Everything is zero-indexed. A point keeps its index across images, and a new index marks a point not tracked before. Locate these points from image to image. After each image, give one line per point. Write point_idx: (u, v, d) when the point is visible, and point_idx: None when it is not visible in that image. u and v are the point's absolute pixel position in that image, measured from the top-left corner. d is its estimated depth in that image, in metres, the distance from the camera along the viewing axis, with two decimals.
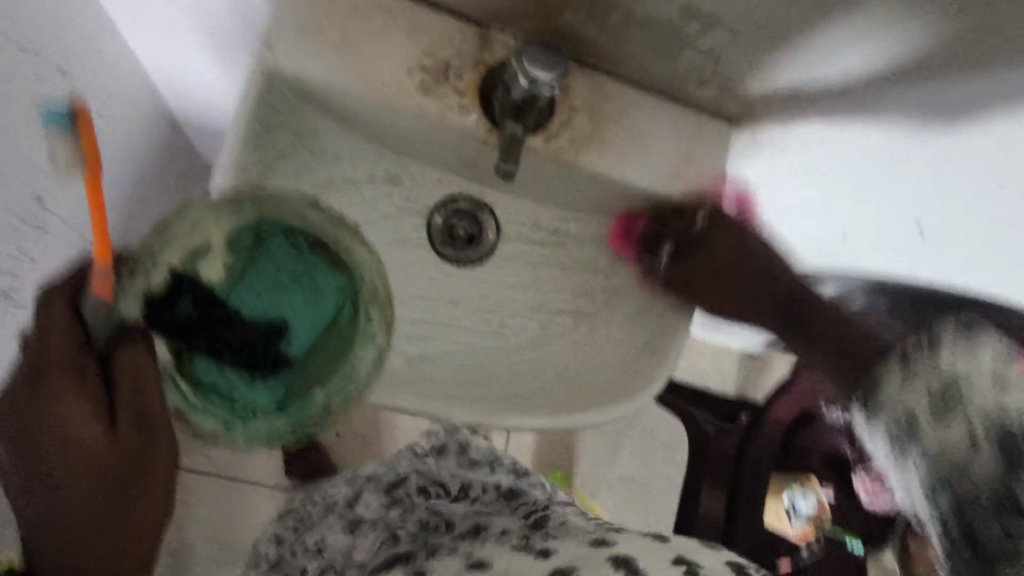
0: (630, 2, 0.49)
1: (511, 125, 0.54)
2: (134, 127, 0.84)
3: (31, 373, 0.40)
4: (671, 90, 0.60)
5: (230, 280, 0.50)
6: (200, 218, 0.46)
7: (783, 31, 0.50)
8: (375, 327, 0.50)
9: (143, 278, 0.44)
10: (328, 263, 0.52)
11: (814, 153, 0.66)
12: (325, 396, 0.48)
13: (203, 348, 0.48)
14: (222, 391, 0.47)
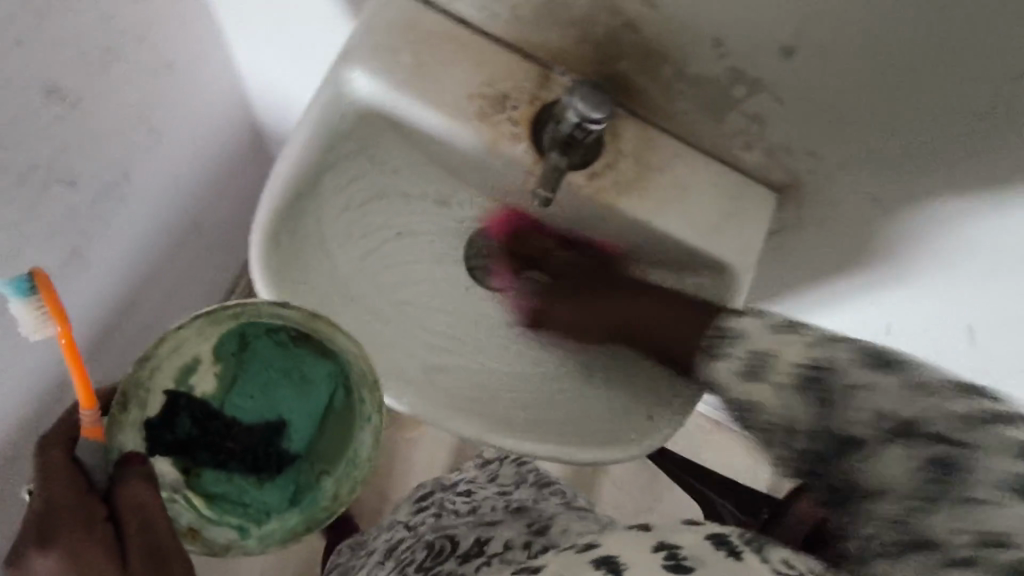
0: (680, 56, 0.52)
1: (555, 157, 0.57)
2: (211, 121, 0.92)
3: (38, 527, 0.43)
4: (719, 151, 0.62)
5: (222, 388, 0.59)
6: (183, 340, 0.53)
7: (829, 102, 0.51)
8: (367, 409, 0.56)
9: (137, 409, 0.51)
10: (312, 354, 0.59)
11: (855, 244, 0.65)
12: (332, 485, 0.56)
13: (207, 462, 0.57)
14: (232, 498, 0.56)
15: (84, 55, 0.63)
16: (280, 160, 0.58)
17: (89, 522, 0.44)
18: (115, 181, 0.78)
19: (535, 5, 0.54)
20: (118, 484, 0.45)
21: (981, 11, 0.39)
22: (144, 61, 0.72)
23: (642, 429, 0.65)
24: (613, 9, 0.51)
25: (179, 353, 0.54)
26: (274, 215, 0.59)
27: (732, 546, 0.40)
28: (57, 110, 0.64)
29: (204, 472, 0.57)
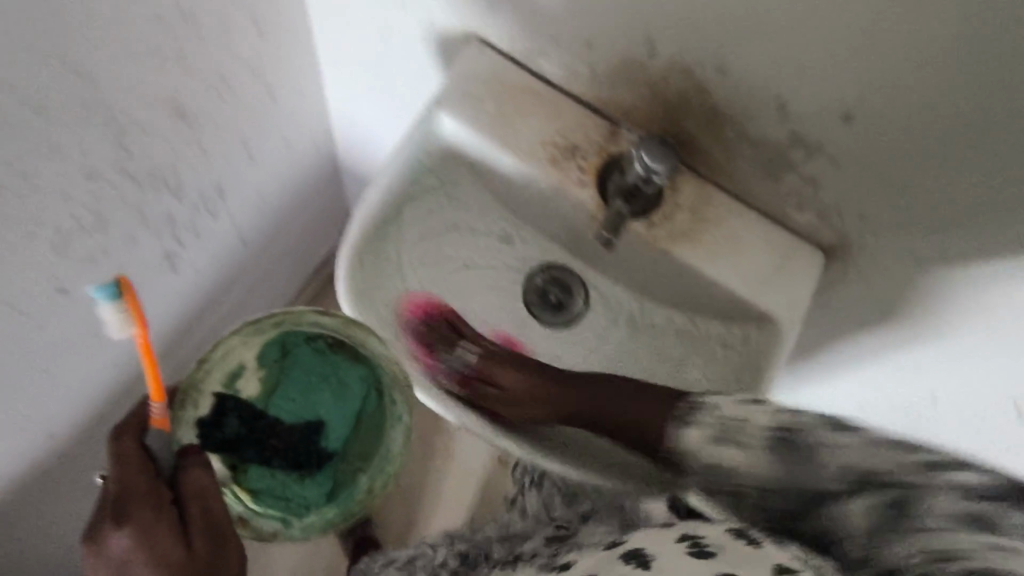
0: (744, 119, 0.57)
1: (619, 203, 0.62)
2: (296, 151, 1.01)
3: (116, 503, 0.53)
4: (773, 211, 0.66)
5: (265, 393, 0.67)
6: (232, 347, 0.63)
7: (883, 168, 0.55)
8: (399, 409, 0.66)
9: (191, 408, 0.61)
10: (347, 359, 0.68)
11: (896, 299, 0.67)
12: (366, 481, 0.66)
13: (254, 458, 0.65)
14: (276, 492, 0.64)
15: (217, 87, 0.72)
16: (370, 190, 0.67)
17: (158, 505, 0.54)
18: (212, 197, 0.86)
19: (613, 67, 0.61)
20: (181, 471, 0.55)
21: None
22: (262, 97, 0.81)
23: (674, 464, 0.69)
24: (686, 74, 0.57)
25: (228, 356, 0.63)
26: (360, 238, 0.66)
27: (751, 537, 0.46)
28: (189, 131, 0.72)
29: (250, 468, 0.65)
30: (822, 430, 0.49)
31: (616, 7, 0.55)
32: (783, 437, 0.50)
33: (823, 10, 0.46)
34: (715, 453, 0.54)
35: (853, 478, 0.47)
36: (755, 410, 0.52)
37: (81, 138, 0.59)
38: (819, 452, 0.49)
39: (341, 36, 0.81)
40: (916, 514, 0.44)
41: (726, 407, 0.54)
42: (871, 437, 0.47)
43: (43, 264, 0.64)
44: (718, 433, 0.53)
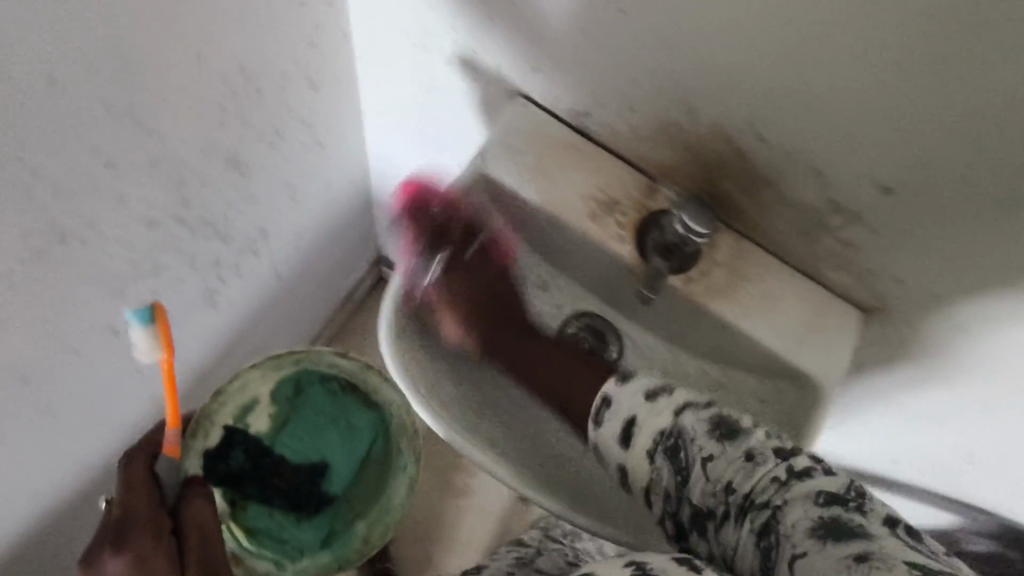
0: (783, 183, 0.59)
1: (657, 261, 0.64)
2: (335, 190, 1.04)
3: (118, 530, 0.57)
4: (805, 269, 0.67)
5: (274, 431, 0.85)
6: (250, 382, 0.81)
7: (919, 232, 0.56)
8: (407, 461, 0.85)
9: (202, 439, 0.77)
10: (361, 408, 0.86)
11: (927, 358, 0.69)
12: (364, 527, 0.85)
13: (253, 493, 0.84)
14: (267, 533, 0.85)
15: (267, 134, 0.75)
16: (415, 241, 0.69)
17: (157, 534, 0.58)
18: (254, 237, 0.89)
19: (653, 129, 0.63)
20: (184, 500, 0.61)
21: None
22: (306, 141, 0.85)
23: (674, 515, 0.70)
24: (726, 138, 0.59)
25: (244, 391, 0.81)
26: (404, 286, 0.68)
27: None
28: (237, 176, 0.75)
29: (250, 506, 0.85)
30: (689, 432, 0.53)
31: (660, 75, 0.58)
32: (663, 439, 0.54)
33: (878, 86, 0.48)
34: (607, 435, 0.58)
35: (682, 468, 0.53)
36: (629, 399, 0.57)
37: (147, 187, 0.61)
38: (700, 464, 0.52)
39: (384, 87, 0.84)
40: (782, 542, 0.46)
41: (620, 396, 0.57)
42: (757, 464, 0.50)
43: (101, 306, 0.67)
44: (624, 428, 0.56)
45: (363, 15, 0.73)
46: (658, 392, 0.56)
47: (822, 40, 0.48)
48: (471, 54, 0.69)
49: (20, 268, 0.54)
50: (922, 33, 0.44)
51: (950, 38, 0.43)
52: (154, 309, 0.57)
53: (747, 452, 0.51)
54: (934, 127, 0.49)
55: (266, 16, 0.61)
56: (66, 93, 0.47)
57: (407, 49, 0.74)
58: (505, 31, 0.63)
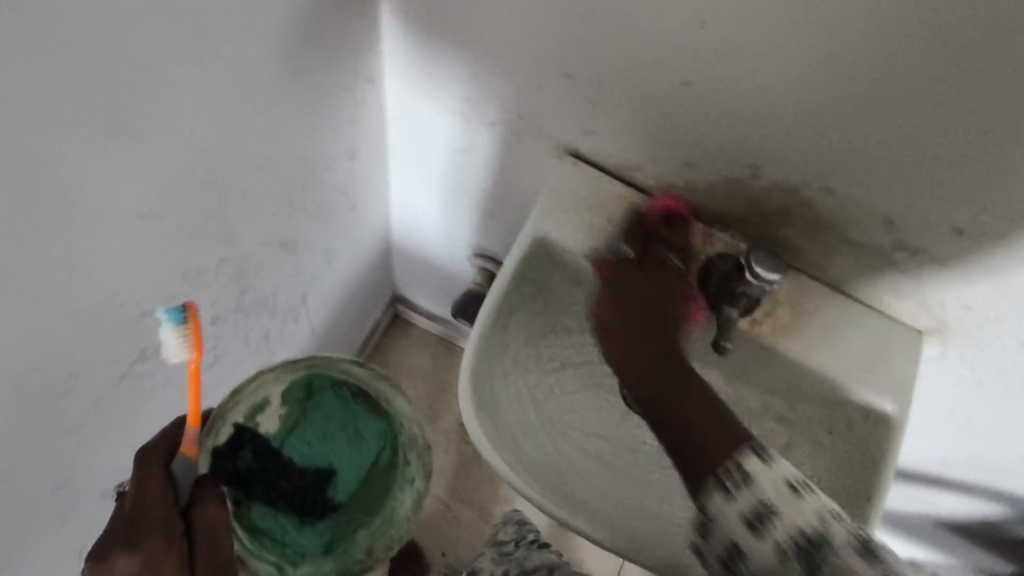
0: (844, 223, 0.61)
1: (729, 310, 0.64)
2: (364, 246, 1.04)
3: (126, 528, 0.45)
4: (866, 299, 0.68)
5: (283, 432, 0.63)
6: (264, 380, 0.60)
7: (985, 266, 0.58)
8: (412, 473, 0.63)
9: (213, 436, 0.57)
10: (370, 411, 0.65)
11: (988, 368, 0.69)
12: (368, 538, 0.61)
13: (260, 496, 0.61)
14: (274, 535, 0.60)
15: (312, 210, 0.75)
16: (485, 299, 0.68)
17: (169, 535, 0.46)
18: (297, 306, 0.88)
19: (712, 181, 0.64)
20: (196, 502, 0.48)
21: None
22: (344, 209, 0.85)
23: None
24: (787, 188, 0.60)
25: (258, 391, 0.60)
26: (479, 344, 0.66)
27: None
28: (284, 256, 0.75)
29: (255, 506, 0.61)
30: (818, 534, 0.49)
31: (721, 136, 0.59)
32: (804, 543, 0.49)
33: (929, 143, 0.51)
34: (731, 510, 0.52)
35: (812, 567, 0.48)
36: (767, 484, 0.51)
37: (212, 286, 0.63)
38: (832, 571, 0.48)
39: (416, 148, 0.84)
40: None
41: (763, 478, 0.51)
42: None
43: (167, 405, 0.66)
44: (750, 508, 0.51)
45: (398, 84, 0.74)
46: (800, 485, 0.51)
47: (869, 106, 0.50)
48: (517, 120, 0.69)
49: (108, 389, 0.55)
50: (974, 97, 0.46)
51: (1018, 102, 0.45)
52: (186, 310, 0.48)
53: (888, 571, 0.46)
54: (981, 177, 0.51)
55: (310, 106, 0.63)
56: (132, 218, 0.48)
57: (444, 115, 0.75)
58: (551, 100, 0.65)
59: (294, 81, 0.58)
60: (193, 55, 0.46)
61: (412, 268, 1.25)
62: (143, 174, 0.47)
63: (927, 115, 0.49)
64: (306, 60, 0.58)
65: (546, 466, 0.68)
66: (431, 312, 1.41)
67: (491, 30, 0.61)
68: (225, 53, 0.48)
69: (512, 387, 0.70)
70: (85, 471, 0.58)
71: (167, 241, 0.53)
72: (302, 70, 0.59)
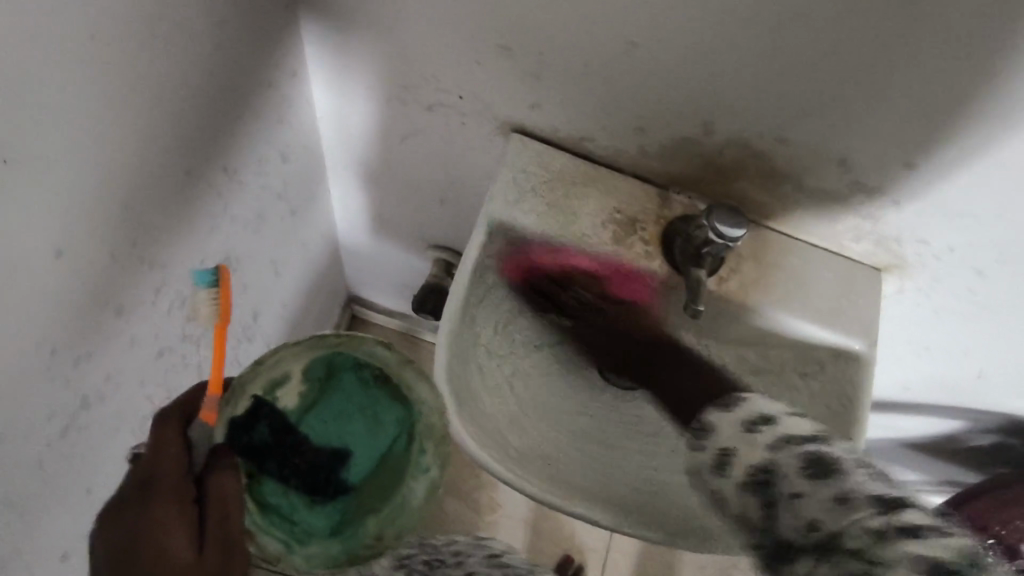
0: (801, 173, 0.61)
1: (695, 271, 0.63)
2: (312, 251, 1.00)
3: (142, 487, 0.47)
4: (828, 245, 0.69)
5: (301, 410, 0.57)
6: (283, 356, 0.56)
7: (938, 198, 0.58)
8: (429, 460, 0.56)
9: (231, 405, 0.53)
10: (390, 395, 0.59)
11: (943, 297, 0.72)
12: (377, 526, 0.54)
13: (273, 472, 0.55)
14: (283, 512, 0.54)
15: (249, 222, 0.70)
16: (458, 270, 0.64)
17: (181, 501, 0.47)
18: (248, 323, 0.83)
19: (665, 144, 0.63)
20: (211, 472, 0.47)
21: None
22: (285, 216, 0.80)
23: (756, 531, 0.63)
24: (742, 143, 0.59)
25: (277, 364, 0.55)
26: (453, 325, 0.63)
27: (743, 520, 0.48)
28: (226, 275, 0.70)
29: (265, 482, 0.55)
30: (818, 498, 0.42)
31: (669, 99, 0.57)
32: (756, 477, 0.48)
33: (880, 84, 0.51)
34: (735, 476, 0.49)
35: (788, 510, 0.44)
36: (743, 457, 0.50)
37: (153, 319, 0.57)
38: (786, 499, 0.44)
39: (354, 143, 0.80)
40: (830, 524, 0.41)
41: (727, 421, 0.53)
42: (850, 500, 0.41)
43: (121, 451, 0.60)
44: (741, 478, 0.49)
45: (323, 76, 0.69)
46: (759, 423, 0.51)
47: (818, 52, 0.50)
48: (458, 101, 0.66)
49: (47, 449, 0.50)
50: (921, 33, 0.46)
51: (966, 34, 0.45)
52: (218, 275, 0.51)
53: (840, 493, 0.41)
54: (930, 111, 0.51)
55: (234, 113, 0.58)
56: (43, 258, 0.42)
57: (377, 105, 0.71)
58: (492, 79, 0.62)
59: (212, 86, 0.53)
60: (88, 68, 0.40)
61: (364, 267, 1.21)
62: (49, 208, 0.41)
63: (876, 56, 0.49)
64: (221, 62, 0.53)
65: (535, 456, 0.66)
66: (390, 309, 1.38)
67: (419, 12, 0.57)
68: (127, 62, 0.43)
69: (489, 380, 0.68)
70: (34, 539, 0.52)
71: (91, 277, 0.47)
72: (219, 72, 0.54)
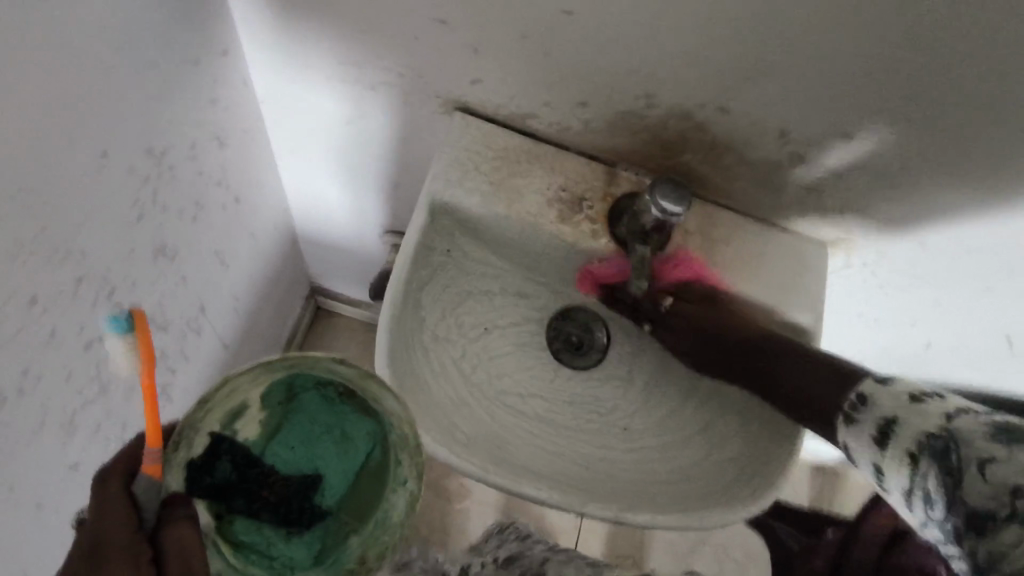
0: (744, 147, 0.61)
1: (640, 248, 0.63)
2: (266, 240, 0.97)
3: (88, 558, 0.40)
4: (774, 218, 0.69)
5: (266, 438, 0.51)
6: (238, 387, 0.46)
7: (878, 166, 0.59)
8: (405, 472, 0.48)
9: (185, 448, 0.44)
10: (357, 409, 0.51)
11: (889, 270, 0.73)
12: (359, 547, 0.47)
13: (242, 509, 0.48)
14: (260, 549, 0.47)
15: (186, 209, 0.68)
16: (398, 254, 0.64)
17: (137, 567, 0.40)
18: (196, 314, 0.81)
19: (608, 120, 0.62)
20: (165, 524, 0.40)
21: (997, 88, 0.49)
22: (228, 204, 0.78)
23: (704, 505, 0.64)
24: (683, 116, 0.59)
25: (232, 396, 0.46)
26: (393, 309, 0.62)
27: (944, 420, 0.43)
28: (164, 263, 0.68)
29: (236, 518, 0.48)
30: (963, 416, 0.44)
31: (608, 72, 0.57)
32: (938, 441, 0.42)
33: (814, 51, 0.50)
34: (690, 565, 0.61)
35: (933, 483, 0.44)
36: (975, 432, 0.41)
37: (78, 308, 0.55)
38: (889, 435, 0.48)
39: (297, 125, 0.78)
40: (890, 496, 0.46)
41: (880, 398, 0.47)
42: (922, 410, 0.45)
43: (53, 447, 0.58)
44: (948, 411, 0.43)
45: (259, 55, 0.67)
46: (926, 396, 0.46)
47: (745, 23, 0.49)
48: (398, 79, 0.65)
49: None
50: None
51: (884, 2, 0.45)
52: (131, 318, 0.41)
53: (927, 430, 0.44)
54: (858, 80, 0.52)
55: (155, 89, 0.56)
56: None
57: (318, 84, 0.69)
58: (429, 56, 0.61)
59: (128, 62, 0.51)
60: None
61: (324, 258, 1.19)
62: None
63: (807, 23, 0.48)
64: (137, 35, 0.51)
65: (483, 439, 0.65)
66: (355, 299, 1.36)
67: None
68: (20, 31, 0.41)
69: (435, 364, 0.67)
70: None
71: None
72: (133, 43, 0.51)
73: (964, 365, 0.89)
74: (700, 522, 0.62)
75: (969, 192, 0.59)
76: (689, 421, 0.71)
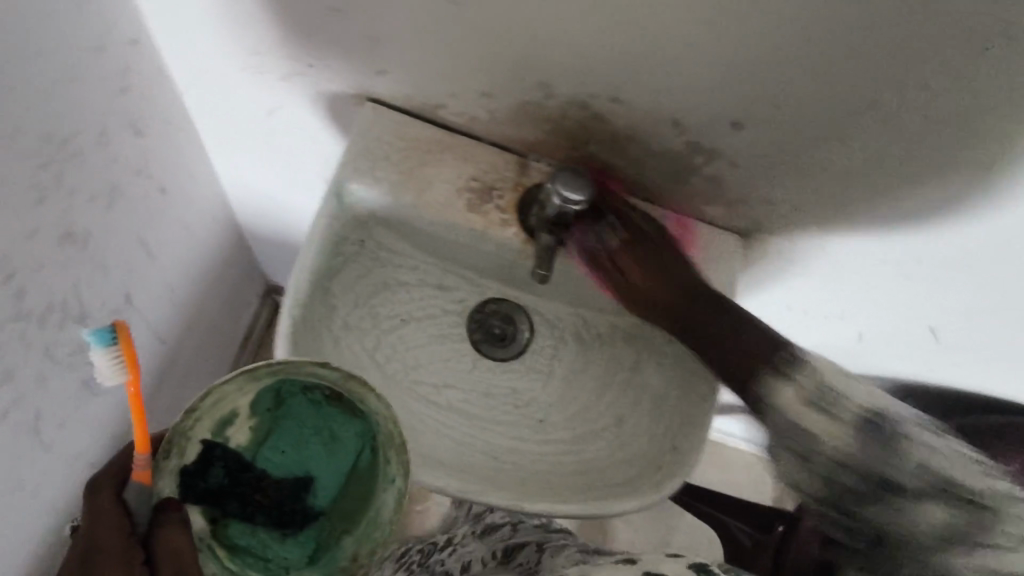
0: (646, 136, 0.61)
1: (546, 238, 0.63)
2: (203, 234, 0.97)
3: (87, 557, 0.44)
4: (686, 207, 0.70)
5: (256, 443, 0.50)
6: (223, 395, 0.46)
7: (777, 155, 0.60)
8: (393, 471, 0.47)
9: (177, 456, 0.44)
10: (346, 413, 0.50)
11: (810, 262, 0.74)
12: (353, 544, 0.47)
13: (237, 512, 0.47)
14: (256, 551, 0.46)
15: (98, 197, 0.68)
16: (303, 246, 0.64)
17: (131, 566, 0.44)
18: (122, 304, 0.80)
19: (513, 109, 0.62)
20: (154, 529, 0.43)
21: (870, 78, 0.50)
22: (151, 194, 0.78)
23: (625, 491, 0.67)
24: (583, 106, 0.60)
25: (224, 402, 0.46)
26: (298, 299, 0.61)
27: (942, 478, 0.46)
28: (74, 254, 0.67)
29: (231, 522, 0.47)
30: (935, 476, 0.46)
31: (504, 64, 0.57)
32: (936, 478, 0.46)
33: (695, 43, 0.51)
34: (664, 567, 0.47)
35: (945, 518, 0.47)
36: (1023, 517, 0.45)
37: None
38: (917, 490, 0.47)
39: (222, 118, 0.78)
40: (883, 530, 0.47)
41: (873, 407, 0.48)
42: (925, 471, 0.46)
43: None
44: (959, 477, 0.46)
45: (173, 46, 0.68)
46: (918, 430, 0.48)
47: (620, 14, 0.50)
48: (307, 69, 0.65)
49: None
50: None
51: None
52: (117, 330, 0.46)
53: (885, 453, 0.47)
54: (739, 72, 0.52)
55: (51, 78, 0.56)
56: None
57: (234, 76, 0.69)
58: (329, 47, 0.61)
59: (18, 50, 0.51)
60: None
61: (271, 253, 1.19)
62: None
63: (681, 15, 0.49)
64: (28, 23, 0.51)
65: None
66: None
67: None
68: None
69: (347, 353, 0.67)
70: None
71: None
72: (25, 30, 0.51)
73: (898, 357, 0.91)
74: (629, 508, 0.65)
75: (863, 182, 0.60)
76: (607, 410, 0.72)
